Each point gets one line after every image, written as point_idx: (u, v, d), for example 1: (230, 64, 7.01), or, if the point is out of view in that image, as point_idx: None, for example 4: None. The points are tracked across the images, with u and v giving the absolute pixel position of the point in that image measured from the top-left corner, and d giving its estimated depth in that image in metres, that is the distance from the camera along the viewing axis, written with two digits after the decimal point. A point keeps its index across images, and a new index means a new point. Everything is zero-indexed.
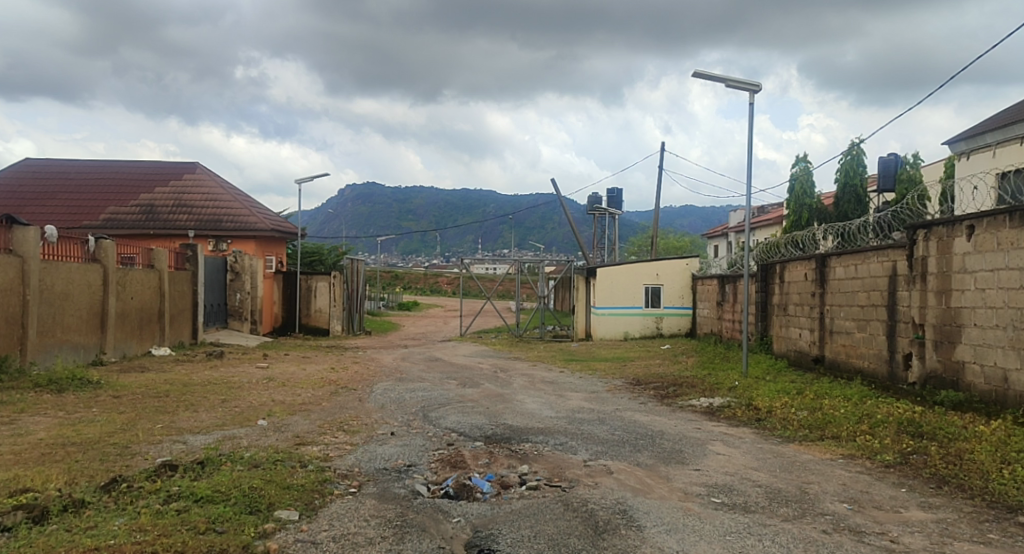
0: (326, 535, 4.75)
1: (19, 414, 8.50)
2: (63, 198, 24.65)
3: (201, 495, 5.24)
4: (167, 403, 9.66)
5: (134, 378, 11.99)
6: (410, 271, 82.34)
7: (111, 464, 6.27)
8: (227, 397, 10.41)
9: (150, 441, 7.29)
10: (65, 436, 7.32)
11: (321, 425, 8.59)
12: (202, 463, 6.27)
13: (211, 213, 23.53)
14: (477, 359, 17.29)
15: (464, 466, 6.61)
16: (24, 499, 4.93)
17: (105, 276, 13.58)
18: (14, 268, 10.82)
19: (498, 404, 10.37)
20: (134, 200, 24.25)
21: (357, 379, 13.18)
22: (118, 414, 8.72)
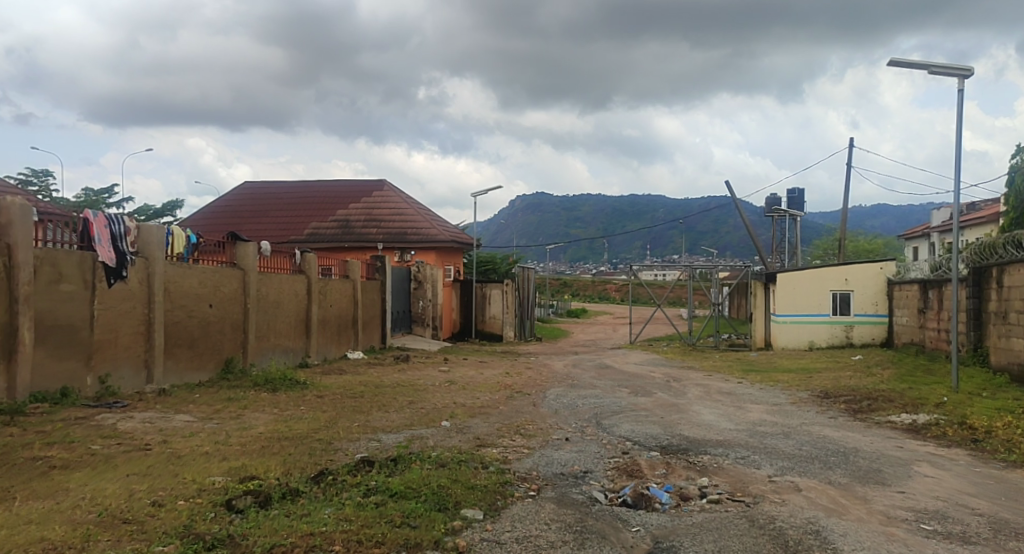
0: (509, 536, 4.93)
1: (243, 409, 9.65)
2: (274, 216, 27.66)
3: (396, 490, 5.64)
4: (362, 403, 10.52)
5: (334, 379, 13.19)
6: (578, 279, 82.85)
7: (318, 457, 6.94)
8: (413, 399, 11.11)
9: (349, 438, 7.98)
10: (280, 430, 8.22)
11: (499, 429, 8.91)
12: (396, 460, 6.76)
13: (397, 226, 25.24)
14: (649, 367, 17.03)
15: (641, 475, 6.55)
16: (252, 485, 5.60)
17: (309, 286, 15.07)
18: (237, 280, 12.42)
19: (674, 414, 10.14)
20: (331, 216, 26.63)
21: (531, 385, 13.48)
22: (322, 412, 9.62)
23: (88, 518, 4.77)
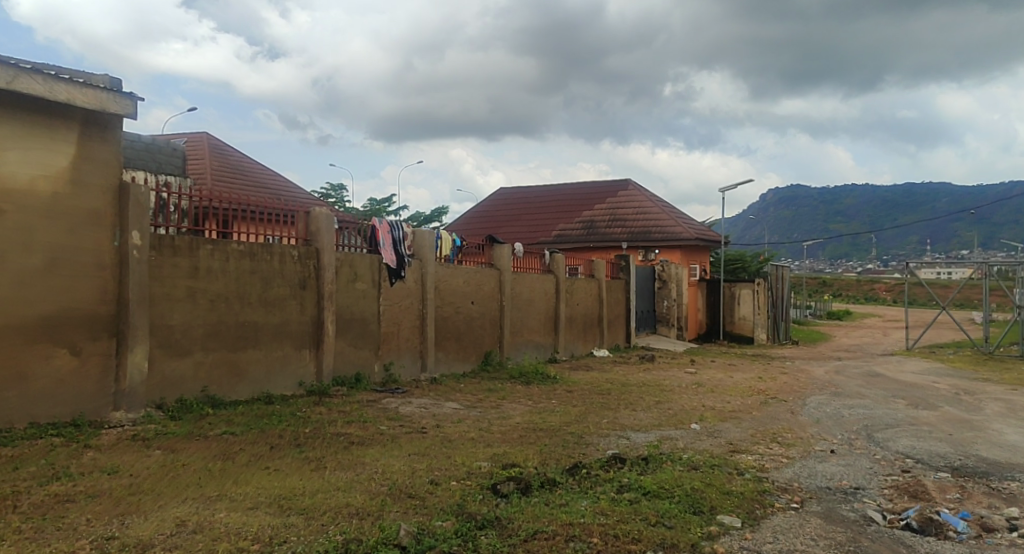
0: (772, 548, 4.67)
1: (501, 400, 10.34)
2: (525, 219, 29.19)
3: (650, 489, 5.65)
4: (610, 400, 10.68)
5: (583, 375, 13.56)
6: (840, 278, 75.63)
7: (571, 450, 7.19)
8: (661, 399, 11.02)
9: (600, 433, 8.16)
10: (535, 422, 8.66)
11: (754, 434, 8.48)
12: (647, 459, 6.76)
13: (642, 226, 25.20)
14: (931, 378, 14.99)
15: (927, 498, 5.80)
16: (513, 472, 5.99)
17: (559, 285, 15.67)
18: (494, 279, 13.41)
19: (966, 432, 8.82)
20: (578, 217, 27.39)
21: (788, 390, 12.63)
22: (573, 407, 9.96)
23: (381, 490, 5.44)
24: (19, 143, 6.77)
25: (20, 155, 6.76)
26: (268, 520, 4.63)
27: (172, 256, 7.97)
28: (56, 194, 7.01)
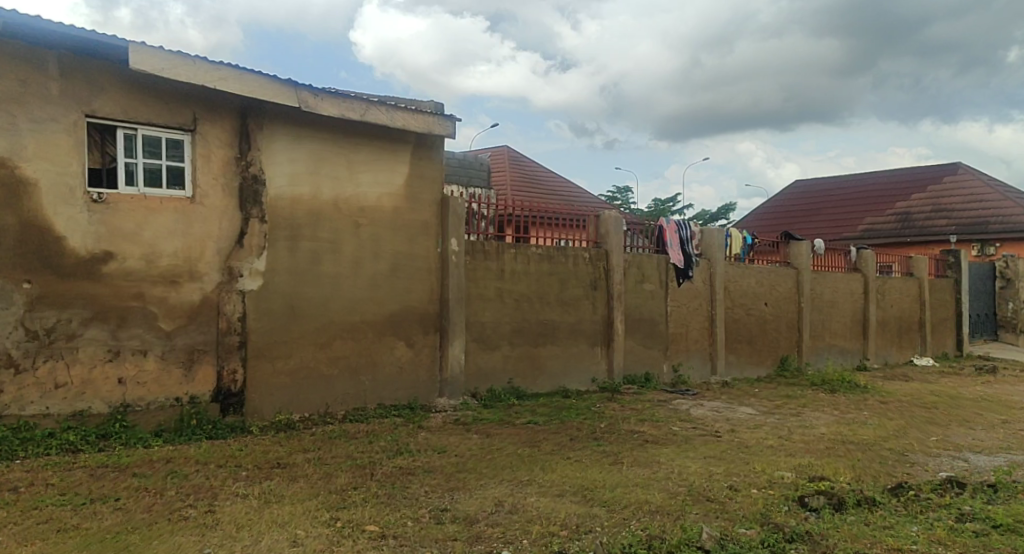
0: None
1: (803, 408, 9.61)
2: (826, 213, 26.75)
3: (1001, 522, 4.79)
4: (939, 415, 9.30)
5: (901, 386, 12.02)
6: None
7: (892, 468, 6.41)
8: (1009, 418, 9.29)
9: (928, 452, 7.14)
10: (845, 434, 7.89)
11: None
12: (994, 486, 5.75)
13: (975, 215, 21.53)
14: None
15: None
16: (824, 486, 5.53)
17: (868, 285, 14.12)
18: (791, 279, 12.63)
19: None
20: (891, 208, 24.33)
21: None
22: (890, 421, 8.87)
23: (680, 491, 5.42)
24: (371, 167, 7.93)
25: (372, 177, 7.94)
26: (574, 509, 4.90)
27: (483, 260, 8.88)
28: (398, 209, 8.16)
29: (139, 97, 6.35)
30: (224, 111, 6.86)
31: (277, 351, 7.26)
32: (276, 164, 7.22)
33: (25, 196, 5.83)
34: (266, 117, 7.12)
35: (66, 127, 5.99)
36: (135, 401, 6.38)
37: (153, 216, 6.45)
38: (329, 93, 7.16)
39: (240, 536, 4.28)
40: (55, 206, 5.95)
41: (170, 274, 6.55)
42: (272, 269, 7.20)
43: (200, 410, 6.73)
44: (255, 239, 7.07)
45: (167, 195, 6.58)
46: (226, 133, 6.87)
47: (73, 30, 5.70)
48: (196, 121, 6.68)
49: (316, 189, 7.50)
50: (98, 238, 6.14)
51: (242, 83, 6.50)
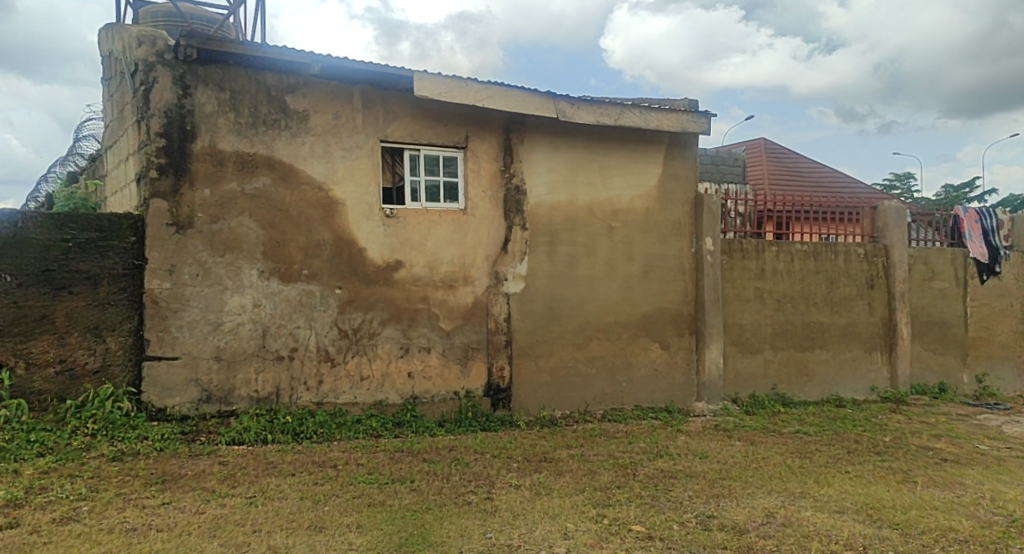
0: None
1: None
2: None
3: None
4: None
5: None
6: None
7: None
8: None
9: None
10: None
11: None
12: None
13: None
14: None
15: None
16: None
17: None
18: None
19: None
20: None
21: None
22: None
23: (994, 520, 4.66)
24: (625, 170, 8.03)
25: (625, 180, 8.02)
26: (859, 528, 4.46)
27: (741, 259, 8.51)
28: (650, 210, 8.14)
29: (422, 121, 7.09)
30: (491, 127, 7.40)
31: (539, 351, 7.66)
32: (536, 174, 7.62)
33: (337, 215, 6.75)
34: (527, 129, 7.55)
35: (367, 152, 6.87)
36: (421, 393, 7.15)
37: (433, 228, 7.16)
38: (585, 101, 7.38)
39: (517, 524, 4.59)
40: (358, 221, 6.84)
41: (448, 279, 7.24)
42: (534, 273, 7.62)
43: (475, 403, 7.33)
44: (518, 246, 7.54)
45: (444, 208, 7.27)
46: (492, 148, 7.42)
47: (371, 67, 6.49)
48: (468, 138, 7.30)
49: (573, 195, 7.80)
50: (390, 249, 6.97)
51: (506, 100, 6.97)
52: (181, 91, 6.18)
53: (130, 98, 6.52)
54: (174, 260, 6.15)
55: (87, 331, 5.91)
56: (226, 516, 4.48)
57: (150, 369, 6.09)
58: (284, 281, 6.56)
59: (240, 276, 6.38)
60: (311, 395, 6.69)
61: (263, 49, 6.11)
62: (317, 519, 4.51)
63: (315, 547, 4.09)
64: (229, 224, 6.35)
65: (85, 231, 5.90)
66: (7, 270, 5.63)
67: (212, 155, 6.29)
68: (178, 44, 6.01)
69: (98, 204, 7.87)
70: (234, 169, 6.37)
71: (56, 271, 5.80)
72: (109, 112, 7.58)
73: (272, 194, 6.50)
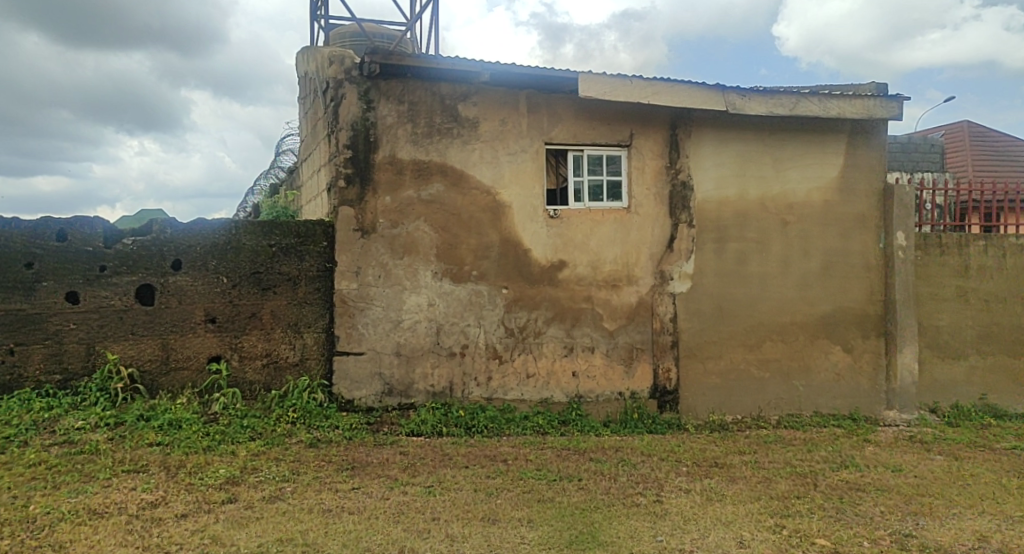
0: None
1: None
2: None
3: None
4: None
5: None
6: None
7: None
8: None
9: None
10: None
11: None
12: None
13: None
14: None
15: None
16: None
17: None
18: None
19: None
20: None
21: None
22: None
23: None
24: (801, 162, 7.60)
25: (801, 172, 7.59)
26: None
27: (939, 255, 7.82)
28: (829, 203, 7.65)
29: (587, 121, 7.13)
30: (656, 124, 7.29)
31: (708, 353, 7.44)
32: (703, 169, 7.40)
33: (505, 217, 6.96)
34: (695, 124, 7.35)
35: (533, 155, 7.02)
36: (587, 392, 7.18)
37: (598, 227, 7.17)
38: (757, 91, 7.05)
39: (689, 528, 4.48)
40: (524, 223, 7.00)
41: (612, 278, 7.22)
42: (701, 272, 7.40)
43: (641, 404, 7.25)
44: (684, 244, 7.36)
45: (608, 207, 7.25)
46: (658, 145, 7.30)
47: (538, 71, 6.61)
48: (632, 136, 7.24)
49: (743, 191, 7.48)
50: (555, 249, 7.07)
51: (673, 95, 6.82)
52: (366, 105, 6.65)
53: (322, 113, 7.12)
54: (360, 262, 6.64)
55: (288, 327, 6.55)
56: (409, 503, 4.77)
57: (340, 363, 6.63)
58: (455, 281, 6.87)
59: (416, 277, 6.77)
60: (481, 391, 6.95)
61: (438, 61, 6.43)
62: (490, 511, 4.67)
63: (490, 538, 4.24)
64: (407, 229, 6.75)
65: (286, 237, 6.54)
66: (225, 272, 6.36)
67: (393, 164, 6.72)
68: (362, 61, 6.47)
69: (296, 212, 8.68)
70: (411, 176, 6.76)
71: (264, 274, 6.47)
72: (305, 128, 8.34)
73: (445, 199, 6.83)
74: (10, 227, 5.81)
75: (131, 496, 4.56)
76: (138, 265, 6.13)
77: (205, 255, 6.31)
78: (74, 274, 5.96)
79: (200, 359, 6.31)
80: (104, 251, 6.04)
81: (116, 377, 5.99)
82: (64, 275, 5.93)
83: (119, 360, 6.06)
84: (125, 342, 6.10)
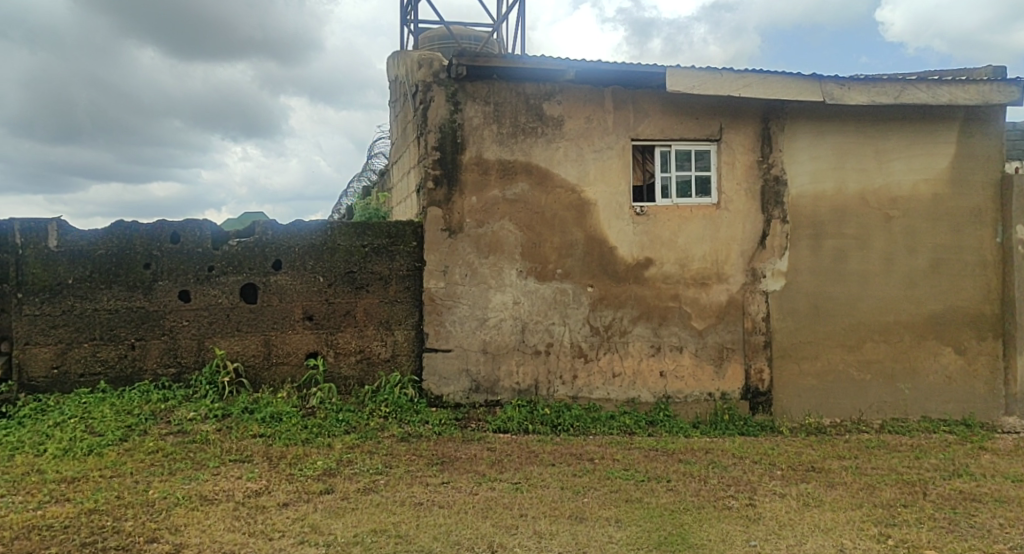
0: None
1: None
2: None
3: None
4: None
5: None
6: None
7: None
8: None
9: None
10: None
11: None
12: None
13: None
14: None
15: None
16: None
17: None
18: None
19: None
20: None
21: None
22: None
23: None
24: (906, 153, 7.21)
25: (906, 164, 7.21)
26: None
27: None
28: (938, 196, 7.23)
29: (674, 116, 7.00)
30: (748, 117, 7.08)
31: (804, 353, 7.16)
32: (798, 163, 7.14)
33: (590, 214, 6.93)
34: (788, 116, 7.10)
35: (618, 152, 6.95)
36: (675, 393, 7.05)
37: (685, 224, 7.03)
38: (857, 80, 6.73)
39: (784, 534, 4.33)
40: (609, 221, 6.95)
41: (701, 276, 7.07)
42: (796, 269, 7.13)
43: (731, 406, 7.06)
44: (777, 240, 7.11)
45: (696, 203, 7.09)
46: (749, 138, 7.09)
47: (623, 68, 6.54)
48: (722, 130, 7.05)
49: (841, 184, 7.16)
50: (641, 247, 6.98)
51: (766, 87, 6.60)
52: (453, 107, 6.77)
53: (411, 116, 7.30)
54: (447, 261, 6.77)
55: (380, 325, 6.75)
56: (497, 499, 4.82)
57: (429, 360, 6.78)
58: (540, 280, 6.89)
59: (502, 275, 6.84)
60: (567, 389, 6.95)
61: (523, 60, 6.47)
62: (578, 510, 4.66)
63: (578, 536, 4.23)
64: (493, 228, 6.83)
65: (378, 238, 6.74)
66: (321, 271, 6.61)
67: (479, 164, 6.81)
68: (449, 64, 6.58)
69: (387, 214, 8.93)
70: (496, 175, 6.83)
71: (357, 273, 6.69)
72: (395, 131, 8.57)
73: (530, 198, 6.87)
74: (130, 231, 6.25)
75: (238, 484, 4.82)
76: (243, 266, 6.46)
77: (303, 256, 6.58)
78: (186, 274, 6.35)
79: (299, 355, 6.59)
80: (212, 252, 6.41)
81: (223, 371, 6.33)
82: (177, 275, 6.33)
83: (225, 355, 6.41)
84: (231, 338, 6.44)
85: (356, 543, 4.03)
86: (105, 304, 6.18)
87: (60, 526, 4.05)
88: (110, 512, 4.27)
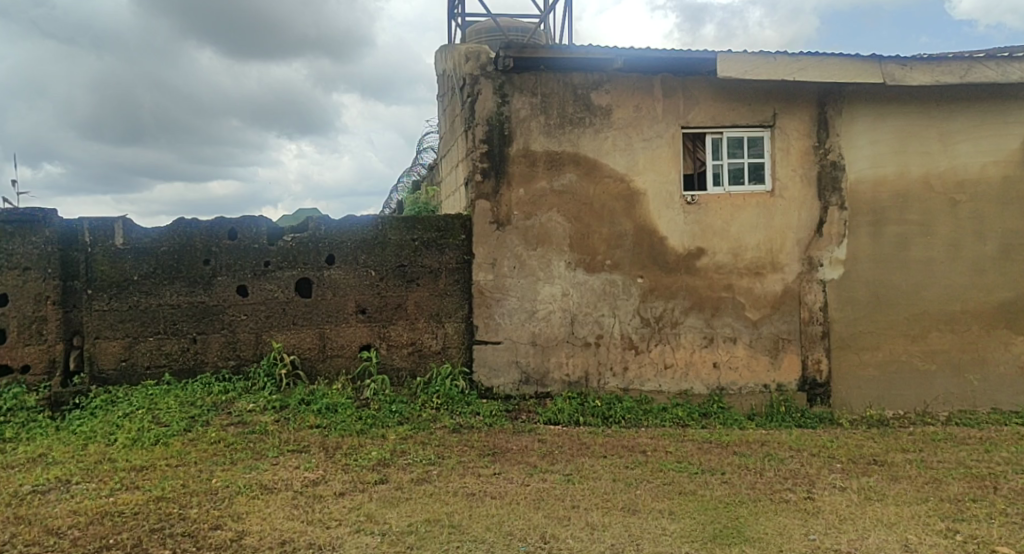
0: None
1: None
2: None
3: None
4: None
5: None
6: None
7: None
8: None
9: None
10: None
11: None
12: None
13: None
14: None
15: None
16: None
17: None
18: None
19: None
20: None
21: None
22: None
23: None
24: (973, 134, 6.90)
25: (974, 146, 6.90)
26: None
27: None
28: (1008, 178, 6.91)
29: (726, 103, 6.85)
30: (803, 101, 6.88)
31: (865, 343, 6.95)
32: (857, 148, 6.91)
33: (640, 205, 6.85)
34: (846, 99, 6.87)
35: (668, 140, 6.85)
36: (729, 384, 6.93)
37: (738, 213, 6.88)
38: (920, 60, 6.47)
39: (845, 528, 4.22)
40: (659, 210, 6.86)
41: (755, 266, 6.91)
42: (854, 257, 6.92)
43: (788, 398, 6.90)
44: (835, 227, 6.91)
45: (750, 191, 6.93)
46: (805, 124, 6.89)
47: (674, 55, 6.42)
48: (776, 116, 6.87)
49: (903, 168, 6.90)
50: (693, 236, 6.87)
51: (823, 70, 6.40)
52: (501, 99, 6.76)
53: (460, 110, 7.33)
54: (496, 254, 6.80)
55: (431, 317, 6.82)
56: (548, 490, 4.83)
57: (479, 352, 6.83)
58: (589, 271, 6.85)
59: (551, 267, 6.83)
60: (617, 381, 6.90)
61: (571, 51, 6.41)
62: (630, 502, 4.63)
63: (631, 528, 4.20)
64: (541, 220, 6.81)
65: (427, 232, 6.79)
66: (373, 265, 6.71)
67: (526, 156, 6.80)
68: (497, 56, 6.57)
69: (436, 208, 8.99)
70: (545, 167, 6.82)
71: (408, 266, 6.77)
72: (444, 125, 8.59)
73: (578, 189, 6.83)
74: (191, 228, 6.46)
75: (295, 473, 4.94)
76: (298, 261, 6.61)
77: (356, 251, 6.69)
78: (244, 269, 6.53)
79: (353, 347, 6.72)
80: (269, 248, 6.57)
81: (281, 363, 6.50)
82: (235, 270, 6.52)
83: (282, 348, 6.58)
84: (288, 331, 6.61)
85: (410, 533, 4.09)
86: (169, 299, 6.42)
87: (130, 513, 4.24)
88: (177, 500, 4.44)
